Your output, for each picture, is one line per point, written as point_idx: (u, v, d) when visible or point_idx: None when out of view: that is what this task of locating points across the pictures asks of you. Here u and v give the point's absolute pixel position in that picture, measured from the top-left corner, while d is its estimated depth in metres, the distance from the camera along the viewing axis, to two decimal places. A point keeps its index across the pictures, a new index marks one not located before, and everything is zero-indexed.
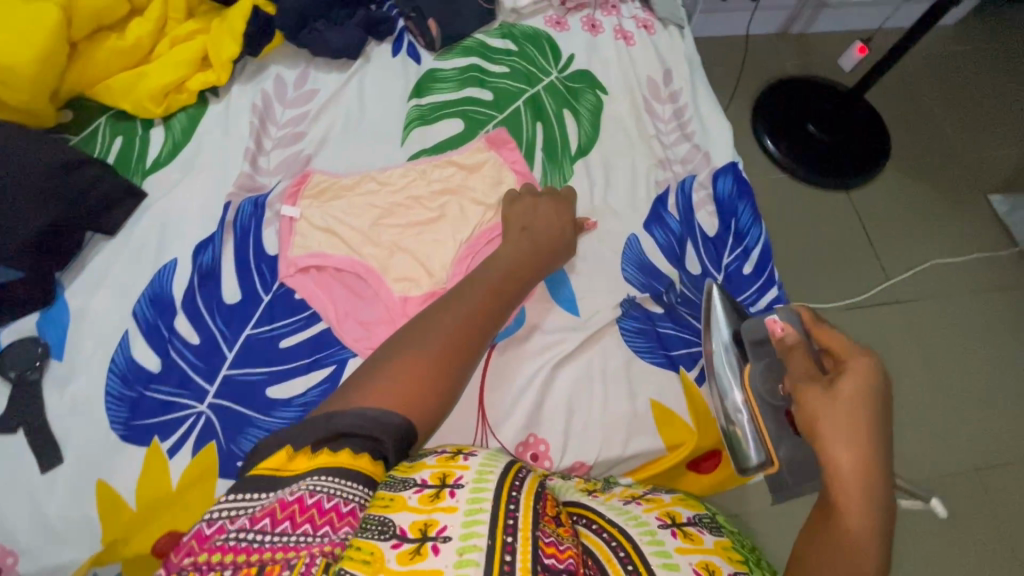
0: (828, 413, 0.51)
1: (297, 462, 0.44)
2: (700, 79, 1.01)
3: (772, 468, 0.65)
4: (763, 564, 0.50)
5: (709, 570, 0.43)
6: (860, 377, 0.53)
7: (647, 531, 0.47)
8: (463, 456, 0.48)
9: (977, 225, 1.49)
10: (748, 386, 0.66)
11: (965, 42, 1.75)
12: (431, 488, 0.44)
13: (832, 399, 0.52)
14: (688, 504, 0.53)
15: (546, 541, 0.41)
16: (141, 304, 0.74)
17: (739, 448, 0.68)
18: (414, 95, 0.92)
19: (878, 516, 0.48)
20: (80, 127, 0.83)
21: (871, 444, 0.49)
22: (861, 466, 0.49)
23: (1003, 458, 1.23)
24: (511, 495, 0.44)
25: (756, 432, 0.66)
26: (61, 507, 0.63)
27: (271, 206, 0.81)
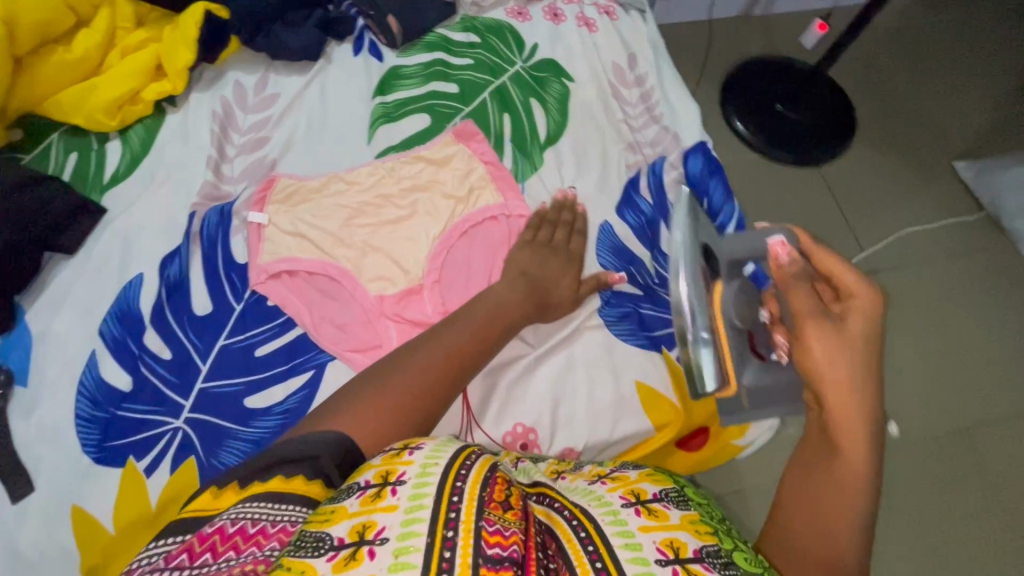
0: (840, 362, 0.47)
1: (221, 497, 0.43)
2: (664, 62, 1.01)
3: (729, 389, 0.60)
4: (737, 537, 0.48)
5: (675, 548, 0.42)
6: (861, 319, 0.48)
7: (610, 511, 0.46)
8: (409, 451, 0.44)
9: (944, 191, 1.53)
10: (717, 305, 0.59)
11: (920, 14, 1.79)
12: (372, 489, 0.40)
13: (838, 344, 0.47)
14: (656, 479, 0.51)
15: (489, 531, 0.37)
16: (107, 322, 0.71)
17: (695, 374, 0.59)
18: (378, 93, 0.90)
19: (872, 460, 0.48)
20: (31, 145, 0.80)
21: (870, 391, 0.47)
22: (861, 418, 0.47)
23: (984, 417, 1.26)
24: (455, 487, 0.40)
25: (721, 355, 0.58)
26: (36, 538, 0.61)
27: (237, 215, 0.79)
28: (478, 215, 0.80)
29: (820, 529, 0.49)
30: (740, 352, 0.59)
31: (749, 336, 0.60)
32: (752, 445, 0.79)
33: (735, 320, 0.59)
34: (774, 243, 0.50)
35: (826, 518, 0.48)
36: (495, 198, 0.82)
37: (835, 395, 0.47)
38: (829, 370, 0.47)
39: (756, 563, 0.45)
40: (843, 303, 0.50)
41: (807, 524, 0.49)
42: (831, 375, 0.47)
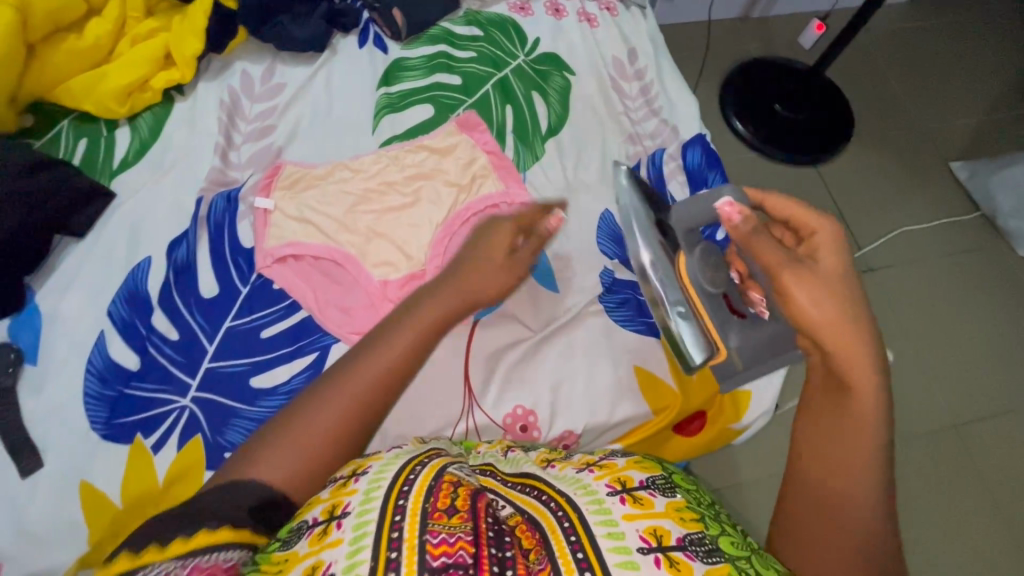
0: (824, 302, 0.49)
1: (147, 556, 0.38)
2: (664, 57, 1.03)
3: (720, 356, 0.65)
4: (726, 521, 0.48)
5: (657, 536, 0.42)
6: (828, 253, 0.53)
7: (594, 499, 0.45)
8: (354, 479, 0.46)
9: (940, 192, 1.54)
10: (684, 274, 0.64)
11: (917, 18, 1.81)
12: (319, 526, 0.42)
13: (814, 283, 0.50)
14: (643, 467, 0.50)
15: (433, 543, 0.39)
16: (116, 303, 0.72)
17: (682, 349, 0.65)
18: (383, 84, 0.92)
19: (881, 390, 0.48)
20: (42, 131, 0.82)
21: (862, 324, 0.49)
22: (860, 352, 0.48)
23: (977, 414, 1.27)
24: (397, 506, 0.42)
25: (703, 325, 0.64)
26: (43, 512, 0.62)
27: (244, 200, 0.81)
28: (480, 203, 0.82)
29: (837, 476, 0.48)
30: (722, 320, 0.64)
31: (725, 298, 0.65)
32: (750, 431, 0.80)
33: (704, 283, 0.64)
34: (724, 207, 0.56)
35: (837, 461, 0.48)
36: (497, 186, 0.83)
37: (831, 335, 0.49)
38: (813, 312, 0.49)
39: (743, 547, 0.44)
40: (809, 241, 0.54)
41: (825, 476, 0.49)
42: (818, 316, 0.49)
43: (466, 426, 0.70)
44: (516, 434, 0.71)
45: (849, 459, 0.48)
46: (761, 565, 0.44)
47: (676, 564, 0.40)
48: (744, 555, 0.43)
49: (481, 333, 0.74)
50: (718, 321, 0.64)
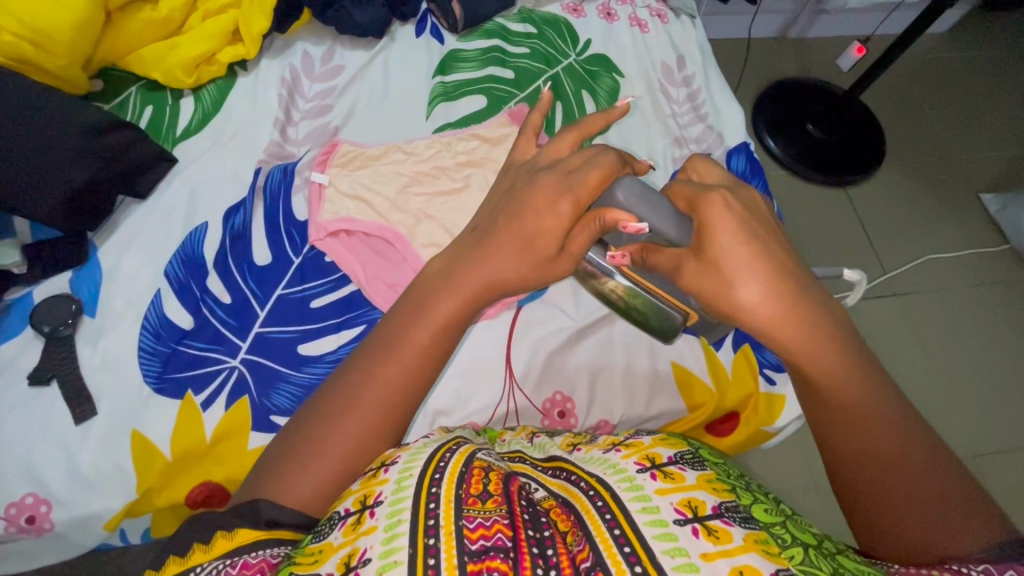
0: (747, 280, 0.48)
1: (217, 546, 0.44)
2: (711, 65, 1.04)
3: (692, 317, 0.68)
4: (758, 491, 0.46)
5: (693, 508, 0.40)
6: (719, 222, 0.50)
7: (625, 477, 0.43)
8: (384, 470, 0.46)
9: (970, 222, 1.54)
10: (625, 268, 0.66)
11: (953, 49, 1.82)
12: (353, 516, 0.42)
13: (709, 268, 0.50)
14: (669, 442, 0.48)
15: (471, 527, 0.39)
16: (172, 264, 0.75)
17: (657, 321, 0.70)
18: (438, 73, 0.94)
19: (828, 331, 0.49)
20: (111, 95, 0.84)
21: (774, 281, 0.48)
22: (809, 318, 0.48)
23: (997, 446, 1.26)
24: (430, 493, 0.42)
25: (660, 297, 0.67)
26: (93, 459, 0.64)
27: (299, 173, 0.83)
28: None
29: (872, 434, 0.48)
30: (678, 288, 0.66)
31: None
32: (782, 435, 0.79)
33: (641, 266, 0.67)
34: (628, 227, 0.58)
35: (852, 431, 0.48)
36: None
37: (764, 318, 0.48)
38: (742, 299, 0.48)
39: (777, 514, 0.43)
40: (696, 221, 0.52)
41: (861, 444, 0.48)
42: (741, 298, 0.48)
43: (507, 407, 0.72)
44: (554, 420, 0.72)
45: (872, 411, 0.48)
46: (796, 530, 0.43)
47: (715, 533, 0.39)
48: (778, 521, 0.42)
49: (524, 318, 0.76)
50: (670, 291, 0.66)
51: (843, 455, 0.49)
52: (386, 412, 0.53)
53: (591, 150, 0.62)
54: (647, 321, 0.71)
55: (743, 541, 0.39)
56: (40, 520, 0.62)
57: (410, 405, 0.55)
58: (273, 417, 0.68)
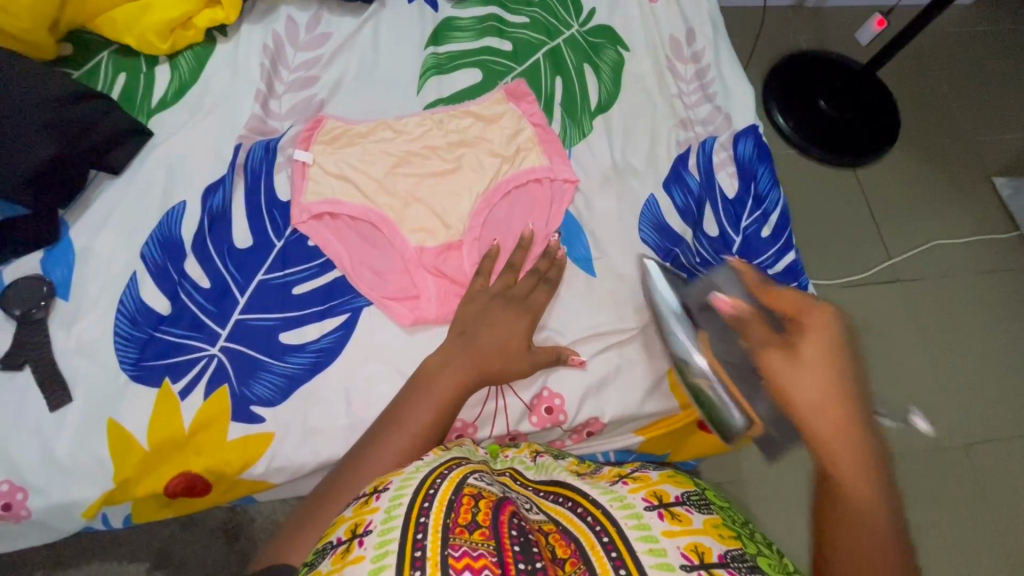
0: (817, 390, 0.43)
1: None
2: (723, 39, 0.98)
3: (754, 428, 0.62)
4: (761, 541, 0.44)
5: (700, 555, 0.38)
6: (818, 329, 0.46)
7: (632, 514, 0.41)
8: (376, 497, 0.43)
9: (982, 207, 1.49)
10: (708, 351, 0.66)
11: (976, 22, 1.73)
12: (342, 545, 0.40)
13: (789, 357, 0.46)
14: (677, 480, 0.46)
15: (456, 557, 0.36)
16: (149, 245, 0.71)
17: (721, 417, 0.65)
18: (431, 43, 0.88)
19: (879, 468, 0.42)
20: (82, 61, 0.79)
21: (845, 398, 0.43)
22: (879, 464, 0.42)
23: (990, 435, 1.25)
24: (419, 523, 0.39)
25: (731, 395, 0.63)
26: (71, 447, 0.63)
27: (283, 151, 0.79)
28: (521, 177, 0.79)
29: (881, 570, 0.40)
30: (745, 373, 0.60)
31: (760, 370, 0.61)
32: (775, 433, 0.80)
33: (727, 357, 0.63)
34: (716, 301, 0.59)
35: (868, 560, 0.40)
36: (541, 161, 0.81)
37: (828, 428, 0.42)
38: (802, 394, 0.44)
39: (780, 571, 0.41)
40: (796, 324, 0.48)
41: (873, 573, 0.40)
42: (806, 396, 0.43)
43: (495, 405, 0.70)
44: (541, 417, 0.70)
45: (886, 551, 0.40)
46: None
47: None
48: None
49: None
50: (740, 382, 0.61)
51: None
52: (415, 419, 0.57)
53: (519, 186, 0.79)
54: (709, 413, 0.66)
55: None
56: (17, 507, 0.61)
57: (443, 412, 0.59)
58: (253, 407, 0.67)
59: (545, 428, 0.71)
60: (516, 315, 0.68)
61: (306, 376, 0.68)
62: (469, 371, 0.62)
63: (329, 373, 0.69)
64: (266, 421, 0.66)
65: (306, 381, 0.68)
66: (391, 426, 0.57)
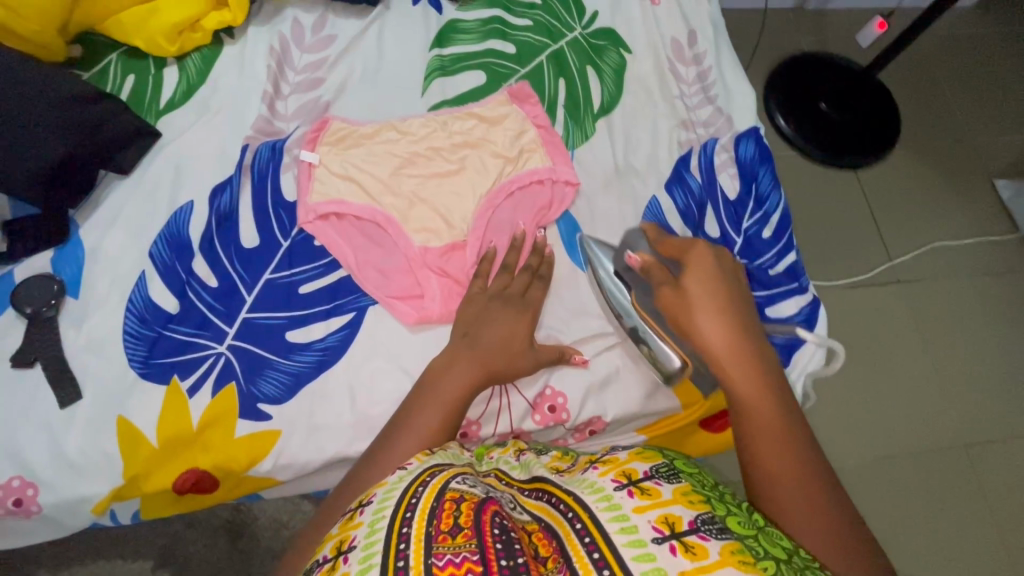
0: (701, 310, 0.56)
1: None
2: (725, 41, 0.98)
3: (685, 367, 0.68)
4: (734, 501, 0.44)
5: (670, 525, 0.38)
6: (695, 264, 0.60)
7: (603, 497, 0.41)
8: (360, 512, 0.43)
9: (982, 208, 1.50)
10: (637, 304, 0.70)
11: (978, 24, 1.73)
12: (329, 563, 0.40)
13: (677, 291, 0.59)
14: (645, 455, 0.46)
15: (440, 565, 0.36)
16: (157, 245, 0.72)
17: (658, 363, 0.70)
18: (436, 45, 0.89)
19: (762, 361, 0.53)
20: (91, 63, 0.80)
21: (722, 313, 0.56)
22: (761, 362, 0.53)
23: (991, 436, 1.26)
24: (401, 534, 0.39)
25: (662, 338, 0.69)
26: (81, 443, 0.64)
27: (289, 151, 0.80)
28: (524, 178, 0.80)
29: (777, 441, 0.49)
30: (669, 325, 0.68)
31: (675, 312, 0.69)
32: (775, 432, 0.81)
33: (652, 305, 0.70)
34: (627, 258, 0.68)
35: (766, 435, 0.49)
36: (544, 162, 0.81)
37: (713, 338, 0.54)
38: (695, 318, 0.56)
39: (750, 526, 0.41)
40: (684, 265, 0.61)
41: (774, 446, 0.48)
42: (696, 318, 0.56)
43: (498, 403, 0.71)
44: (544, 415, 0.71)
45: (779, 426, 0.50)
46: (770, 544, 0.40)
47: (692, 550, 0.37)
48: (752, 533, 0.41)
49: None
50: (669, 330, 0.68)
51: (756, 464, 0.49)
52: (421, 418, 0.57)
53: (519, 187, 0.80)
54: (649, 363, 0.71)
55: (719, 555, 0.37)
56: (27, 503, 0.62)
57: (453, 412, 0.58)
58: (261, 405, 0.67)
59: (548, 426, 0.72)
60: (518, 314, 0.69)
61: (311, 375, 0.69)
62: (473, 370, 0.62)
63: (334, 371, 0.70)
64: (272, 418, 0.67)
65: (312, 379, 0.69)
66: (399, 428, 0.57)
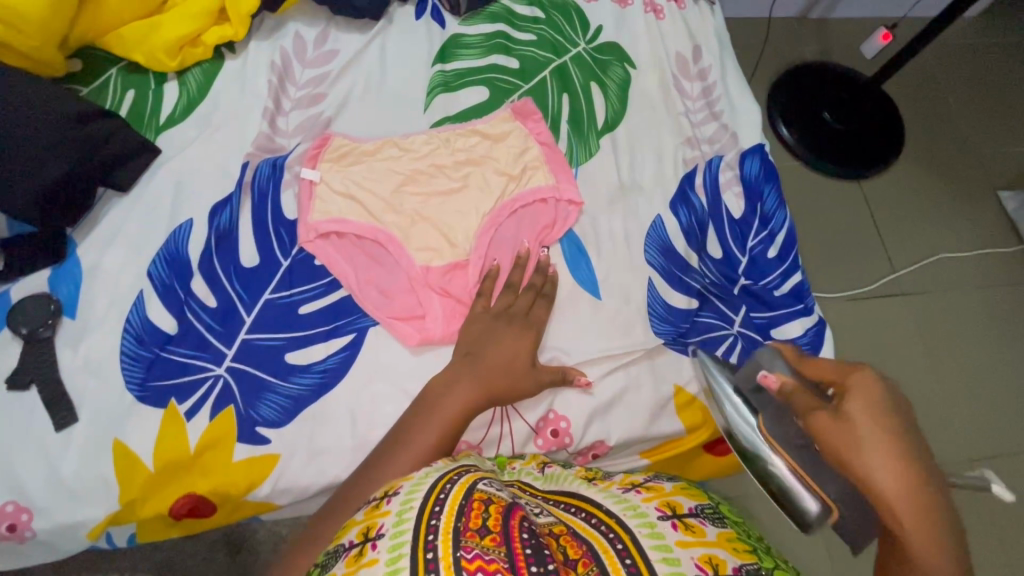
0: (876, 457, 0.43)
1: None
2: (729, 57, 0.98)
3: (831, 515, 0.51)
4: (778, 556, 0.43)
5: (714, 566, 0.37)
6: (865, 392, 0.47)
7: (646, 523, 0.40)
8: (387, 500, 0.43)
9: (987, 220, 1.49)
10: (767, 433, 0.55)
11: (982, 35, 1.73)
12: (355, 548, 0.39)
13: (845, 426, 0.45)
14: (690, 492, 0.46)
15: (469, 559, 0.36)
16: (156, 264, 0.71)
17: (793, 505, 0.52)
18: (438, 60, 0.88)
19: (949, 535, 0.41)
20: (90, 78, 0.80)
21: (905, 463, 0.42)
22: (947, 531, 0.41)
23: (995, 451, 1.25)
24: (430, 525, 0.38)
25: (795, 473, 0.52)
26: (77, 467, 0.63)
27: (289, 168, 0.79)
28: (527, 196, 0.79)
29: None
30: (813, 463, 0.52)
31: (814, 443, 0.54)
32: None
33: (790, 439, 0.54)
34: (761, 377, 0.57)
35: None
36: (547, 180, 0.80)
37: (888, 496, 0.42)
38: (869, 467, 0.43)
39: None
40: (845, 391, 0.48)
41: None
42: (871, 467, 0.43)
43: (500, 429, 0.70)
44: (546, 439, 0.70)
45: None
46: None
47: None
48: None
49: None
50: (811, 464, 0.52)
51: None
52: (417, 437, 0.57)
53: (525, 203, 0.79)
54: (779, 504, 0.54)
55: None
56: (21, 528, 0.61)
57: (446, 433, 0.58)
58: (259, 428, 0.66)
59: (550, 451, 0.71)
60: (521, 337, 0.68)
61: (311, 398, 0.68)
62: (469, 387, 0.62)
63: (334, 394, 0.69)
64: (271, 442, 0.66)
65: (311, 402, 0.68)
66: (395, 445, 0.57)
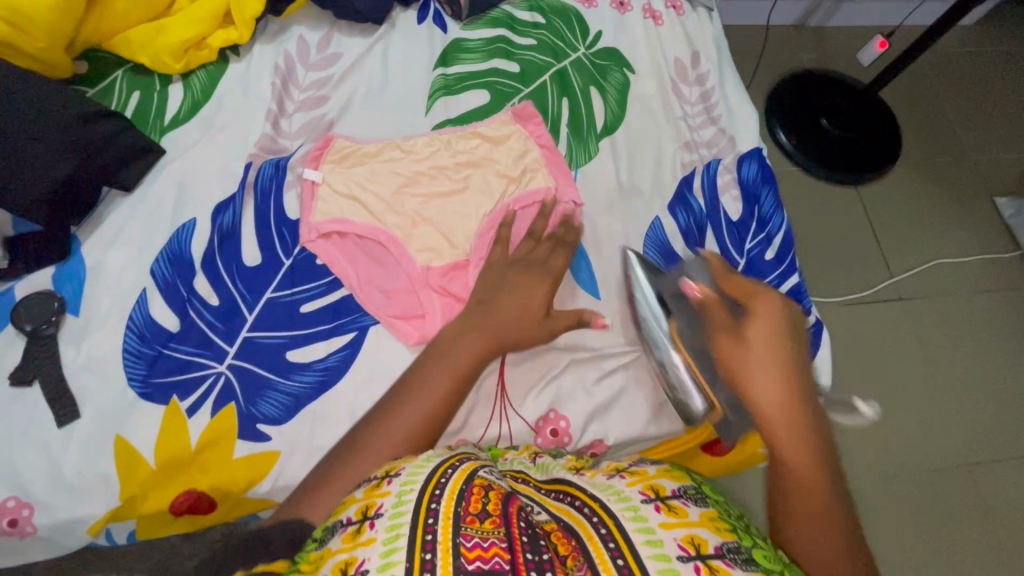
0: (760, 366, 0.52)
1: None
2: (727, 63, 0.99)
3: (712, 413, 0.70)
4: (758, 535, 0.44)
5: (696, 545, 0.38)
6: (762, 312, 0.56)
7: (629, 506, 0.41)
8: (387, 481, 0.43)
9: (984, 226, 1.50)
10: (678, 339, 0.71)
11: (979, 43, 1.75)
12: (354, 525, 0.40)
13: (738, 339, 0.55)
14: (674, 475, 0.47)
15: (467, 546, 0.36)
16: (159, 263, 0.72)
17: (682, 402, 0.71)
18: (440, 64, 0.90)
19: (813, 428, 0.51)
20: (96, 80, 0.81)
21: (780, 370, 0.52)
22: (812, 427, 0.51)
23: (993, 455, 1.25)
24: (429, 508, 0.39)
25: (693, 376, 0.70)
26: (78, 464, 0.63)
27: (292, 169, 0.80)
28: (527, 198, 0.80)
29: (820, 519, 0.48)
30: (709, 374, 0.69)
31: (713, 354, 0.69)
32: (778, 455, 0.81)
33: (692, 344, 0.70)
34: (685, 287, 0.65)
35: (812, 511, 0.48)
36: (547, 182, 0.81)
37: (768, 400, 0.51)
38: (752, 371, 0.53)
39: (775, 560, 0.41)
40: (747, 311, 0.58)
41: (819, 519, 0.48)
42: (754, 372, 0.52)
43: (498, 429, 0.70)
44: (545, 438, 0.70)
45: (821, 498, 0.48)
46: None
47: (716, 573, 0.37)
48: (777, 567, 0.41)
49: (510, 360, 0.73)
50: (705, 371, 0.69)
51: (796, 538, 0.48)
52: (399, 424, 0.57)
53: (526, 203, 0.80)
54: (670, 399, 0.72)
55: None
56: (22, 524, 0.61)
57: (426, 422, 0.58)
58: (259, 425, 0.67)
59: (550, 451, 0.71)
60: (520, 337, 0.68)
61: (311, 396, 0.69)
62: (449, 378, 0.61)
63: (334, 392, 0.69)
64: (271, 440, 0.67)
65: (311, 400, 0.69)
66: (376, 432, 0.57)
